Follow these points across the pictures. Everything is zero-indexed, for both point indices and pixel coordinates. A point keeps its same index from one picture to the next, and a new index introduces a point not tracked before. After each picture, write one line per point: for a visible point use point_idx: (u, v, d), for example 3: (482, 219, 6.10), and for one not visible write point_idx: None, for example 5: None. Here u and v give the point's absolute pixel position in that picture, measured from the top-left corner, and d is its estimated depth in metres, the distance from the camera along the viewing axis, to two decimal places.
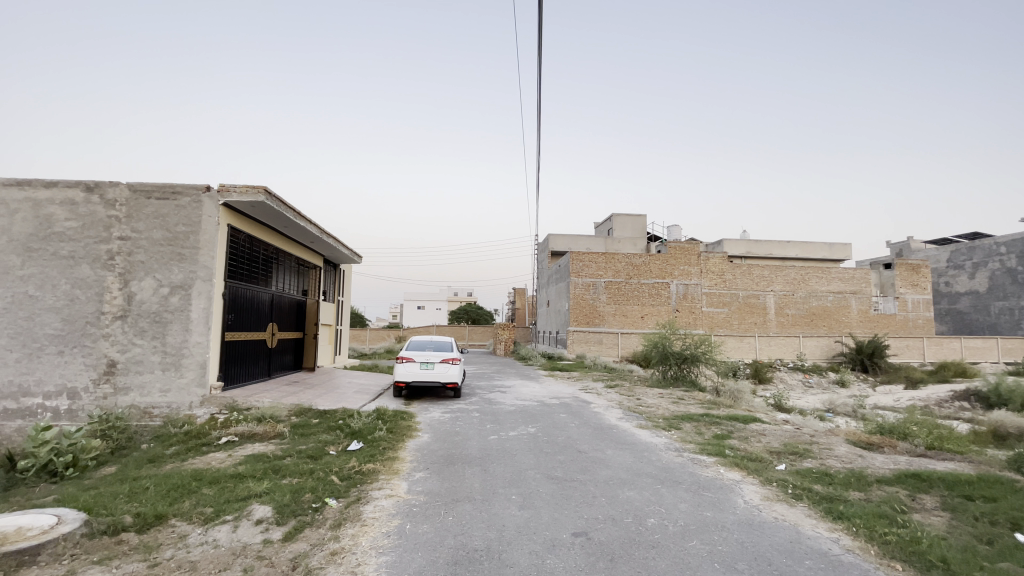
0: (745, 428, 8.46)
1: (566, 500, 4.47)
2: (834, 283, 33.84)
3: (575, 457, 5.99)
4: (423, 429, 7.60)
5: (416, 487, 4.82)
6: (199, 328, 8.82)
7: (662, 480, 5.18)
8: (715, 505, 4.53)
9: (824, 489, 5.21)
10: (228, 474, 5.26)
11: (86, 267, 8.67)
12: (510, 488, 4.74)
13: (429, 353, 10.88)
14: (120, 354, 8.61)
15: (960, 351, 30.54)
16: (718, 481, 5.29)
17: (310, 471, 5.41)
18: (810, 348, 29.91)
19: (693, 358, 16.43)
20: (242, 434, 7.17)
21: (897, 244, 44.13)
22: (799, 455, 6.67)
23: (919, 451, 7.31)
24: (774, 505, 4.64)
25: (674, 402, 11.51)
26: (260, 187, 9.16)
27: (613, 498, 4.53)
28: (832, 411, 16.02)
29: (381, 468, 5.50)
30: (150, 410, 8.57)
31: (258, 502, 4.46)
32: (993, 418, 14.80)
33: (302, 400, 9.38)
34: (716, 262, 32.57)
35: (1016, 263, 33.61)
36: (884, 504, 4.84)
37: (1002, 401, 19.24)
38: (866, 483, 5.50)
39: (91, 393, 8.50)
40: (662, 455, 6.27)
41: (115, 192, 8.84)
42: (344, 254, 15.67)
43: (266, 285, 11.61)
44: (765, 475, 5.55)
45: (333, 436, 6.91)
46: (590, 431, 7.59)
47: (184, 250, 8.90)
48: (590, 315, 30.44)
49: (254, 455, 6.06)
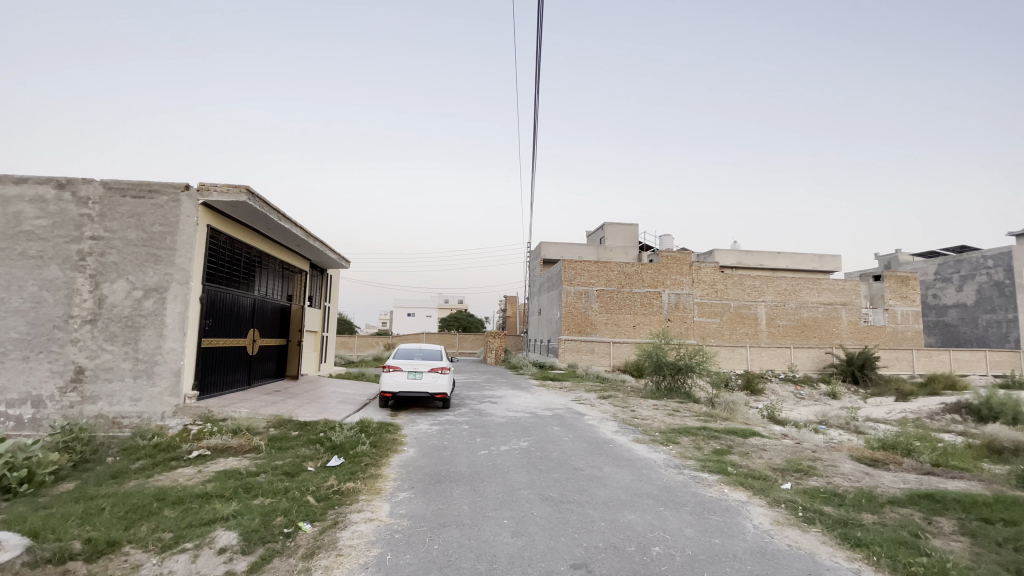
0: (745, 443, 8.15)
1: (562, 524, 4.12)
2: (825, 294, 33.91)
3: (570, 475, 5.63)
4: (409, 443, 7.20)
5: (399, 510, 4.43)
6: (174, 333, 8.37)
7: (664, 501, 4.83)
8: (723, 530, 4.19)
9: (836, 511, 4.89)
10: (194, 493, 4.83)
11: (54, 268, 8.20)
12: (502, 511, 4.37)
13: (417, 361, 10.47)
14: (88, 360, 8.12)
15: (948, 363, 30.63)
16: (723, 503, 4.95)
17: (285, 489, 5.00)
18: (801, 359, 29.83)
19: (687, 368, 16.17)
20: (214, 448, 6.71)
21: (884, 256, 44.50)
22: (804, 472, 6.36)
23: (926, 468, 7.03)
24: (785, 530, 4.31)
25: (669, 414, 11.19)
26: (242, 186, 8.79)
27: (613, 523, 4.18)
28: (826, 424, 15.81)
29: (362, 487, 5.10)
30: (120, 420, 8.07)
31: (223, 527, 4.04)
32: (987, 432, 14.65)
33: (282, 410, 8.93)
34: (708, 272, 32.48)
35: (1002, 277, 33.90)
36: (900, 529, 4.54)
37: (993, 414, 19.16)
38: (877, 504, 5.20)
39: (56, 402, 7.99)
40: (661, 473, 5.93)
41: (88, 189, 8.40)
42: (331, 259, 15.29)
43: (248, 290, 11.18)
44: (772, 496, 5.22)
45: (312, 450, 6.49)
46: (585, 445, 7.24)
47: (160, 252, 8.47)
48: (582, 324, 30.17)
49: (226, 472, 5.63)
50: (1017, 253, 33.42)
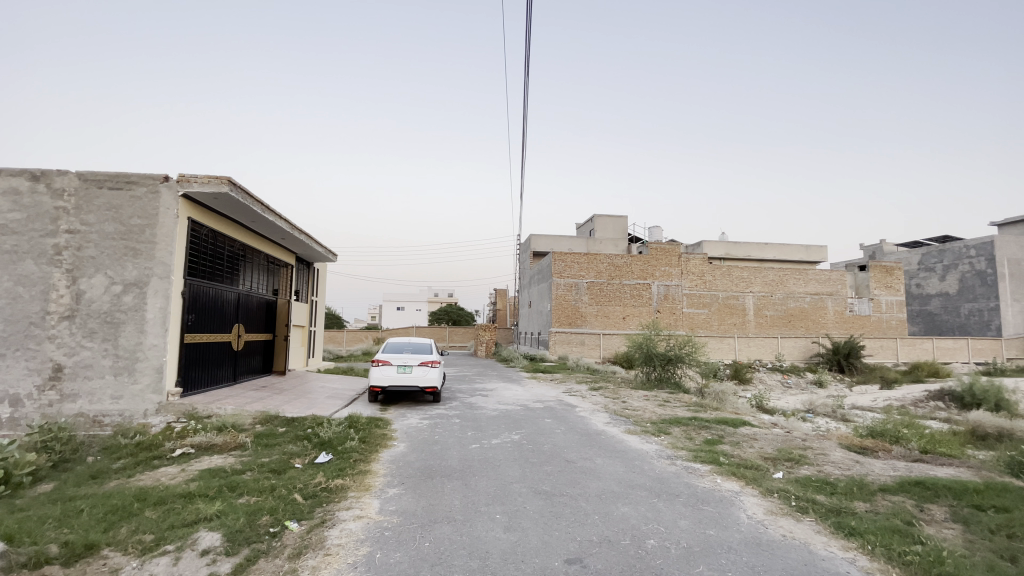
0: (736, 432, 8.16)
1: (555, 518, 4.05)
2: (812, 284, 34.23)
3: (563, 468, 5.56)
4: (399, 438, 7.09)
5: (389, 507, 4.33)
6: (156, 329, 8.16)
7: (658, 493, 4.78)
8: (717, 521, 4.15)
9: (829, 500, 4.88)
10: (177, 493, 4.70)
11: (29, 263, 7.92)
12: (495, 506, 4.28)
13: (406, 355, 10.33)
14: (67, 357, 7.89)
15: (931, 351, 31.15)
16: (717, 494, 4.91)
17: (271, 488, 4.88)
18: (788, 348, 30.15)
19: (677, 359, 16.21)
20: (198, 446, 6.56)
21: (869, 247, 45.05)
22: (795, 461, 6.36)
23: (915, 455, 7.08)
24: (779, 520, 4.28)
25: (660, 405, 11.21)
26: (223, 177, 8.57)
27: (608, 516, 4.12)
28: (812, 412, 15.98)
29: (350, 484, 4.99)
30: (101, 419, 7.87)
31: (206, 528, 3.91)
32: (970, 418, 14.90)
33: (269, 407, 8.77)
34: (697, 263, 32.61)
35: (984, 266, 34.49)
36: (892, 517, 4.57)
37: (975, 401, 19.51)
38: (870, 492, 5.21)
39: (34, 401, 7.74)
40: (654, 464, 5.89)
41: (63, 181, 8.12)
42: (317, 252, 15.04)
43: (232, 284, 10.94)
44: (765, 485, 5.21)
45: (299, 447, 6.36)
46: (577, 437, 7.17)
47: (140, 246, 8.24)
48: (572, 316, 30.16)
49: (211, 470, 5.49)
50: (1000, 243, 33.99)
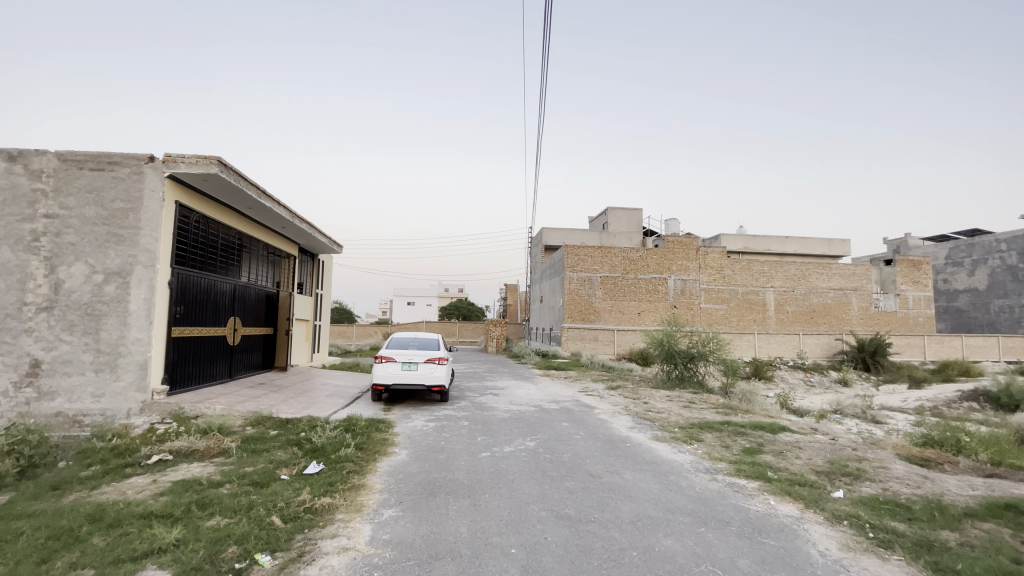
0: (775, 439, 7.35)
1: (583, 556, 3.28)
2: (835, 279, 33.01)
3: (587, 484, 4.79)
4: (401, 444, 6.38)
5: (381, 536, 3.59)
6: (140, 322, 7.54)
7: (704, 519, 4.00)
8: (786, 561, 3.35)
9: (910, 529, 4.05)
10: (138, 513, 4.00)
11: (5, 250, 7.29)
12: (510, 537, 3.52)
13: (413, 352, 9.61)
14: (44, 352, 7.25)
15: (960, 349, 29.82)
16: (774, 520, 4.10)
17: (249, 506, 4.18)
18: (810, 346, 29.02)
19: (700, 357, 15.33)
20: (178, 451, 5.89)
21: (893, 242, 43.57)
22: (853, 476, 5.53)
23: (987, 469, 6.20)
24: (860, 558, 3.48)
25: (685, 406, 10.42)
26: (213, 157, 7.93)
27: (649, 552, 3.35)
28: (841, 413, 15.07)
29: (340, 503, 4.27)
30: (81, 418, 7.25)
31: (156, 564, 3.20)
32: (1011, 420, 13.90)
33: (261, 407, 8.13)
34: (716, 257, 31.53)
35: (1016, 261, 32.88)
36: (993, 553, 3.73)
37: (1013, 402, 18.38)
38: (953, 518, 4.38)
39: (10, 399, 7.13)
40: (692, 480, 5.10)
41: (41, 161, 7.48)
42: (322, 243, 14.39)
43: (227, 276, 10.30)
44: (829, 509, 4.39)
45: (288, 454, 5.65)
46: (599, 445, 6.39)
47: (122, 231, 7.61)
48: (584, 312, 29.33)
49: (183, 482, 4.80)
50: None
